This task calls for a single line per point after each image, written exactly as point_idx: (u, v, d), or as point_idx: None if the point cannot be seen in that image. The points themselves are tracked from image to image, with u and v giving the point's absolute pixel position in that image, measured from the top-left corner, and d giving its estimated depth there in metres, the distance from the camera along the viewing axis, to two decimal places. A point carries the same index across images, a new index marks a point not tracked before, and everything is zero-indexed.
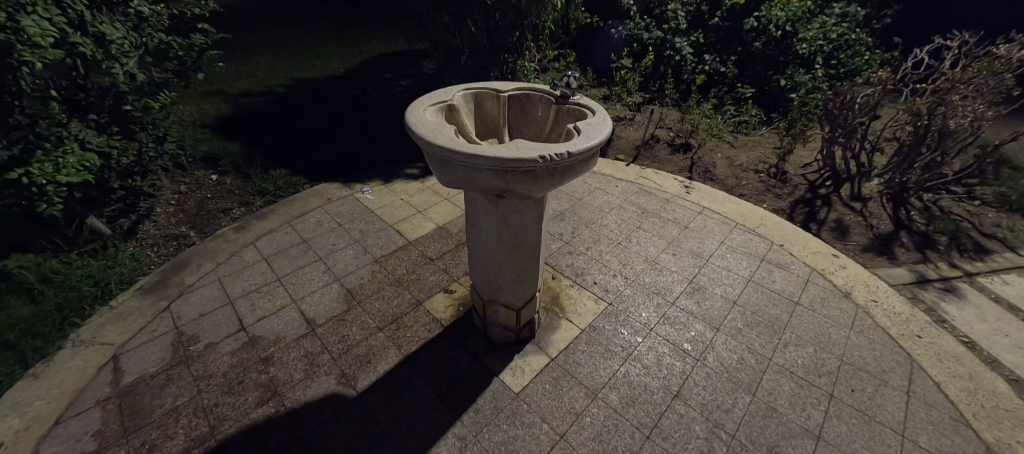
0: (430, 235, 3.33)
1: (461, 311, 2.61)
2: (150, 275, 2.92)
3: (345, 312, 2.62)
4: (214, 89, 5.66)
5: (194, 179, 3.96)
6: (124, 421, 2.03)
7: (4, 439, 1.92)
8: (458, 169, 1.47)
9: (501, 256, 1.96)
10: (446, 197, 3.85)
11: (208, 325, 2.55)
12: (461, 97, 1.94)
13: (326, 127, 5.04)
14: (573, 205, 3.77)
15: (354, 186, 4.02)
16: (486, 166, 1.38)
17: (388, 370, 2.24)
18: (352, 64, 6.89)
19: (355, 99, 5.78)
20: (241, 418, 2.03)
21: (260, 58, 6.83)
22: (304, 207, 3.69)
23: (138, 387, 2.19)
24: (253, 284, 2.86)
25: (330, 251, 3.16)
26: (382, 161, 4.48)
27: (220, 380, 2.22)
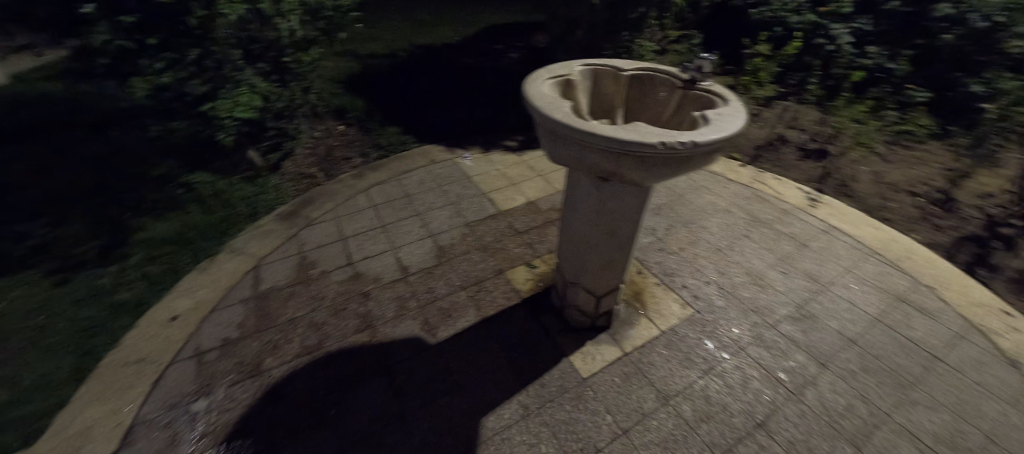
0: (521, 208, 3.39)
1: (540, 286, 2.65)
2: (286, 204, 3.45)
3: (435, 267, 2.83)
4: (349, 49, 6.30)
5: (325, 126, 4.52)
6: (257, 319, 2.48)
7: (181, 312, 2.51)
8: (570, 146, 1.44)
9: (595, 241, 1.92)
10: (540, 173, 3.86)
11: (325, 254, 2.95)
12: (580, 72, 1.87)
13: (438, 92, 5.32)
14: (672, 201, 3.52)
15: (455, 151, 4.23)
16: (599, 146, 1.32)
17: (466, 327, 2.39)
18: (468, 33, 7.10)
19: (467, 67, 5.98)
20: (342, 339, 2.34)
21: (389, 22, 7.38)
22: (410, 164, 4.00)
23: (270, 295, 2.65)
24: (362, 226, 3.22)
25: (428, 209, 3.40)
26: (484, 130, 4.63)
27: (329, 303, 2.58)
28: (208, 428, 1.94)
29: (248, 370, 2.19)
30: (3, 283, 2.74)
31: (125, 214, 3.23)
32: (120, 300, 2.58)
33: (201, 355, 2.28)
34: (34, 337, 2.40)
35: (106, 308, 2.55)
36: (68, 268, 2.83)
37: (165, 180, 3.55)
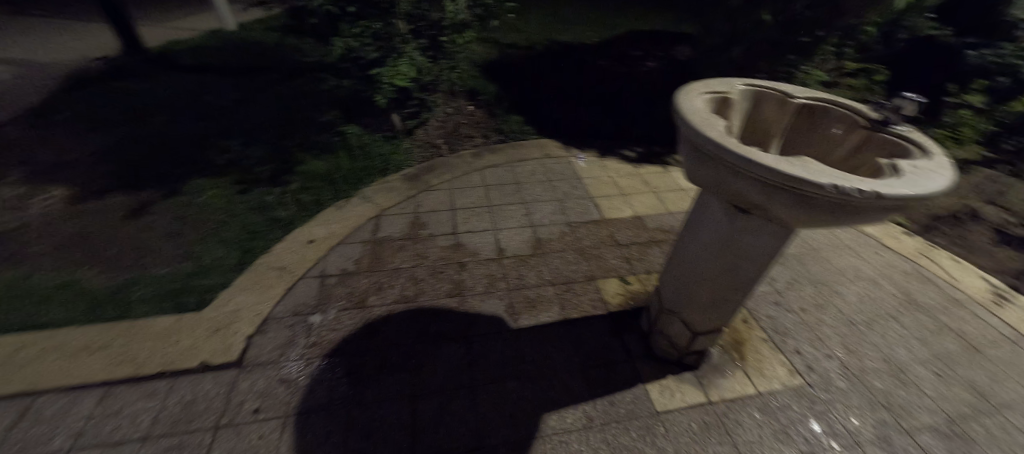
0: (625, 221, 3.27)
1: (630, 304, 2.54)
2: (412, 167, 3.82)
3: (529, 257, 2.89)
4: (492, 37, 6.67)
5: (457, 104, 4.88)
6: (371, 260, 2.81)
7: (316, 239, 2.96)
8: (714, 167, 1.34)
9: (710, 274, 1.77)
10: (654, 190, 3.67)
11: (435, 219, 3.21)
12: (741, 92, 1.72)
13: (566, 89, 5.37)
14: (802, 254, 3.08)
15: (571, 150, 4.24)
16: (751, 174, 1.20)
17: (547, 322, 2.40)
18: (608, 36, 7.00)
19: (600, 69, 5.91)
20: (435, 298, 2.54)
21: (533, 16, 7.62)
22: (525, 154, 4.12)
23: (384, 242, 2.98)
24: (471, 202, 3.42)
25: (534, 200, 3.48)
26: (604, 135, 4.55)
27: (429, 263, 2.81)
28: (317, 339, 2.28)
29: (356, 301, 2.51)
30: (206, 182, 3.53)
31: (293, 148, 3.91)
32: (277, 216, 3.15)
33: (324, 277, 2.67)
34: (218, 229, 3.07)
35: (267, 219, 3.13)
36: (248, 181, 3.54)
37: (326, 127, 4.21)
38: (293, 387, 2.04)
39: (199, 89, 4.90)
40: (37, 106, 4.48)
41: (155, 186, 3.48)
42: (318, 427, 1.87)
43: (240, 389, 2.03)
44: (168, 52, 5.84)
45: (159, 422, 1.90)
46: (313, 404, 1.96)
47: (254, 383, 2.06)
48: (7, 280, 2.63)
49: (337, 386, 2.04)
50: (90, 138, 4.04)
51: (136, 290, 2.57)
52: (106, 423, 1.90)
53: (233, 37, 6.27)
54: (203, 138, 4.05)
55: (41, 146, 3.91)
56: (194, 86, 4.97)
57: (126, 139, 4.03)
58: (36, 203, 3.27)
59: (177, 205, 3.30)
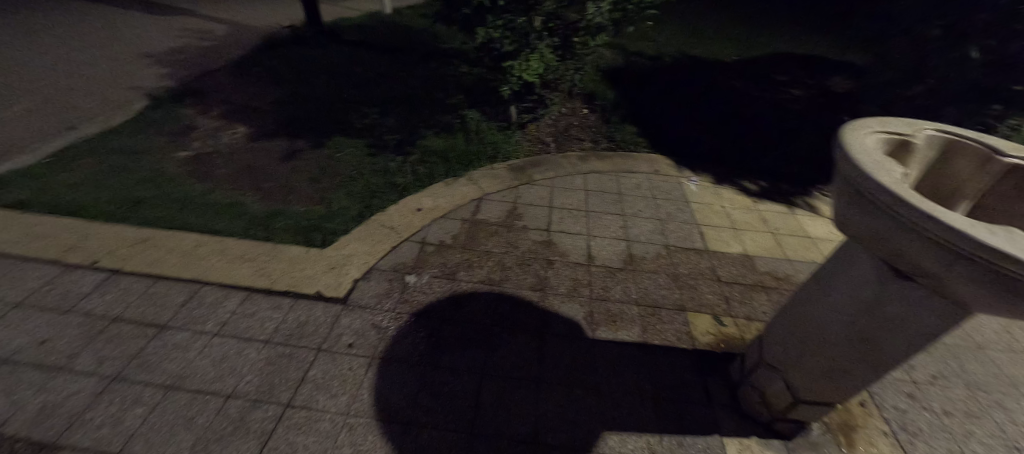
0: (732, 257, 2.99)
1: (720, 347, 2.32)
2: (518, 159, 3.95)
3: (619, 270, 2.80)
4: (621, 43, 6.54)
5: (573, 106, 4.90)
6: (467, 238, 2.99)
7: (424, 208, 3.23)
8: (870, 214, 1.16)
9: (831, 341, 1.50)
10: (772, 231, 3.29)
11: (531, 213, 3.29)
12: (926, 138, 1.46)
13: (690, 106, 5.04)
14: (960, 348, 2.50)
15: (683, 170, 3.99)
16: (908, 222, 1.02)
17: (625, 341, 2.31)
18: (750, 55, 6.38)
19: (732, 89, 5.42)
20: (518, 287, 2.61)
21: (669, 27, 7.28)
22: (633, 166, 3.99)
23: (481, 224, 3.14)
24: (569, 203, 3.42)
25: (633, 214, 3.36)
26: (723, 161, 4.19)
27: (519, 253, 2.89)
28: (408, 298, 2.50)
29: (447, 272, 2.70)
30: (346, 140, 4.07)
31: (419, 123, 4.31)
32: (395, 181, 3.50)
33: (424, 244, 2.91)
34: (348, 182, 3.52)
35: (387, 182, 3.50)
36: (377, 146, 4.00)
37: (450, 109, 4.55)
38: (382, 334, 2.27)
39: (354, 61, 5.65)
40: (241, 59, 5.60)
41: (308, 137, 4.12)
42: (395, 375, 2.06)
43: (341, 323, 2.33)
44: (337, 25, 6.81)
45: (279, 332, 2.28)
46: (395, 354, 2.17)
47: (352, 321, 2.35)
48: (199, 191, 3.35)
49: (417, 344, 2.22)
50: (270, 90, 4.92)
51: (280, 220, 3.08)
52: (244, 321, 2.33)
53: (388, 18, 7.09)
54: (350, 103, 4.67)
55: (238, 91, 4.88)
56: (352, 57, 5.74)
57: (295, 95, 4.83)
58: (226, 135, 4.10)
59: (321, 156, 3.86)
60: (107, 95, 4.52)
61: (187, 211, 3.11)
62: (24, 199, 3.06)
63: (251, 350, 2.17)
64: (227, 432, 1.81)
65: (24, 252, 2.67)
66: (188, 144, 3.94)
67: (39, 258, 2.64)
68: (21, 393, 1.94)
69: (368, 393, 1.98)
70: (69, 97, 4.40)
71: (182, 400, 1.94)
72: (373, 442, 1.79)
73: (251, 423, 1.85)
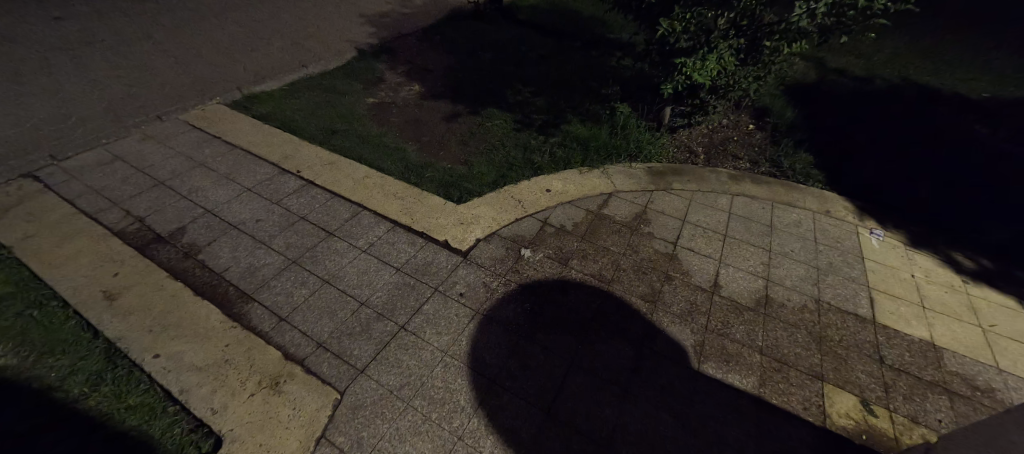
0: (907, 339, 2.37)
1: (862, 438, 1.88)
2: (660, 163, 3.72)
3: (748, 309, 2.47)
4: (821, 56, 5.51)
5: (739, 119, 4.36)
6: (587, 230, 2.97)
7: (552, 190, 3.29)
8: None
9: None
10: (982, 326, 2.49)
11: (660, 221, 3.10)
12: None
13: (899, 144, 4.02)
14: None
15: (864, 219, 3.27)
16: None
17: (736, 386, 2.05)
18: (1015, 93, 4.76)
19: (970, 133, 4.15)
20: (627, 292, 2.51)
21: (895, 45, 5.85)
22: (796, 199, 3.41)
23: (604, 219, 3.08)
24: (705, 222, 3.11)
25: (782, 253, 2.90)
26: (928, 221, 3.29)
27: (637, 259, 2.76)
28: (519, 269, 2.61)
29: (561, 257, 2.73)
30: (497, 112, 4.35)
31: (566, 109, 4.37)
32: (532, 158, 3.64)
33: (545, 224, 2.99)
34: (491, 151, 3.79)
35: (524, 158, 3.66)
36: (523, 123, 4.19)
37: (600, 100, 4.49)
38: (490, 294, 2.43)
39: (521, 40, 5.95)
40: (429, 26, 6.37)
41: (466, 104, 4.52)
42: (491, 334, 2.21)
43: (458, 272, 2.57)
44: (514, 4, 7.18)
45: (408, 264, 2.62)
46: (496, 315, 2.31)
47: (467, 275, 2.56)
48: (376, 132, 3.99)
49: (517, 314, 2.32)
50: (446, 57, 5.51)
51: (429, 170, 3.49)
52: (385, 247, 2.74)
53: (562, 3, 7.23)
54: (509, 78, 4.97)
55: (421, 54, 5.60)
56: (520, 36, 6.05)
57: (464, 64, 5.33)
58: (404, 90, 4.76)
59: (474, 122, 4.21)
60: (331, 43, 5.63)
61: (365, 146, 3.74)
62: (266, 114, 4.06)
63: (385, 272, 2.55)
64: (355, 331, 2.19)
65: (259, 152, 3.56)
66: (376, 92, 4.69)
67: (266, 159, 3.50)
68: (240, 253, 2.65)
69: (467, 341, 2.16)
70: (307, 42, 5.61)
71: (331, 295, 2.40)
72: (460, 385, 1.96)
73: (373, 331, 2.19)
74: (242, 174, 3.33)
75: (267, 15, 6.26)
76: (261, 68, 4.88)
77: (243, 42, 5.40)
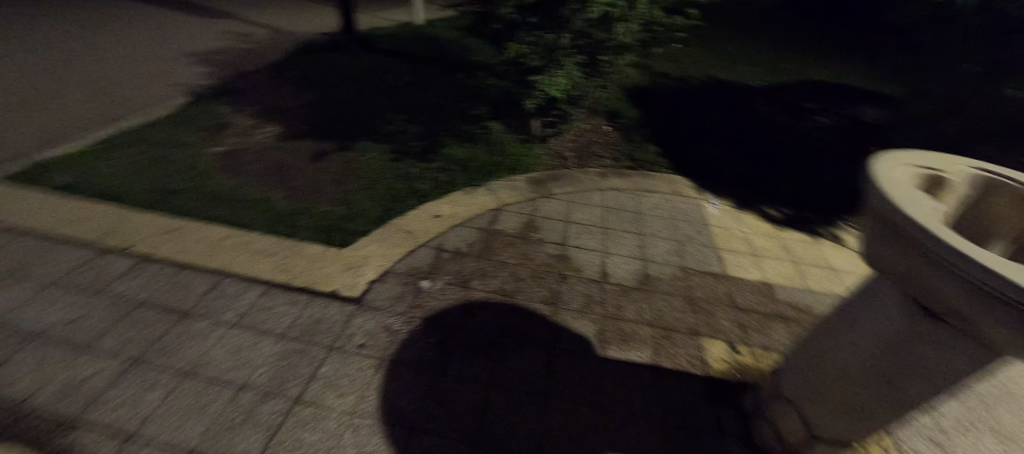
0: (750, 284, 2.92)
1: (735, 375, 2.25)
2: (538, 172, 3.99)
3: (633, 289, 2.77)
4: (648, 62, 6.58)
5: (596, 123, 4.92)
6: (482, 247, 3.01)
7: (441, 215, 3.27)
8: (912, 245, 1.09)
9: (873, 380, 1.41)
10: (795, 260, 3.20)
11: (547, 226, 3.30)
12: (962, 176, 1.40)
13: (714, 129, 4.99)
14: (991, 397, 2.37)
15: (704, 193, 3.94)
16: (938, 262, 1.00)
17: (636, 361, 2.27)
18: (778, 80, 6.32)
19: (758, 114, 5.35)
20: (530, 301, 2.60)
21: (698, 50, 7.29)
22: (652, 186, 3.97)
23: (496, 234, 3.16)
24: (586, 219, 3.42)
25: (650, 233, 3.33)
26: (745, 186, 4.12)
27: (533, 267, 2.88)
28: (420, 303, 2.52)
29: (460, 280, 2.71)
30: (371, 144, 4.19)
31: (442, 132, 4.41)
32: (415, 187, 3.58)
33: (439, 250, 2.95)
34: (370, 185, 3.62)
35: (407, 187, 3.58)
36: (401, 152, 4.10)
37: (473, 121, 4.64)
38: (392, 338, 2.29)
39: (384, 69, 5.84)
40: (278, 62, 5.85)
41: (335, 140, 4.25)
42: (402, 379, 2.07)
43: (353, 323, 2.36)
44: (370, 34, 7.04)
45: (293, 328, 2.32)
46: (403, 357, 2.19)
47: (364, 323, 2.37)
48: (230, 185, 3.49)
49: (426, 350, 2.23)
50: (304, 93, 5.12)
51: (303, 218, 3.18)
52: (259, 315, 2.38)
53: (420, 30, 7.32)
54: (377, 108, 4.82)
55: (272, 92, 5.11)
56: (383, 65, 5.94)
57: (326, 98, 5.02)
58: (258, 134, 4.27)
59: (347, 158, 3.97)
60: (152, 90, 4.78)
61: (217, 204, 3.23)
62: (68, 184, 3.24)
63: (265, 344, 2.22)
64: (236, 422, 1.84)
65: (63, 233, 2.81)
66: (222, 139, 4.12)
67: (75, 240, 2.78)
68: (47, 368, 2.01)
69: (375, 394, 1.99)
70: (117, 91, 4.67)
71: (195, 386, 1.99)
72: (377, 444, 1.78)
73: (259, 415, 1.87)
74: (38, 266, 2.57)
75: (51, 63, 5.04)
76: (52, 128, 3.90)
77: (22, 99, 4.27)
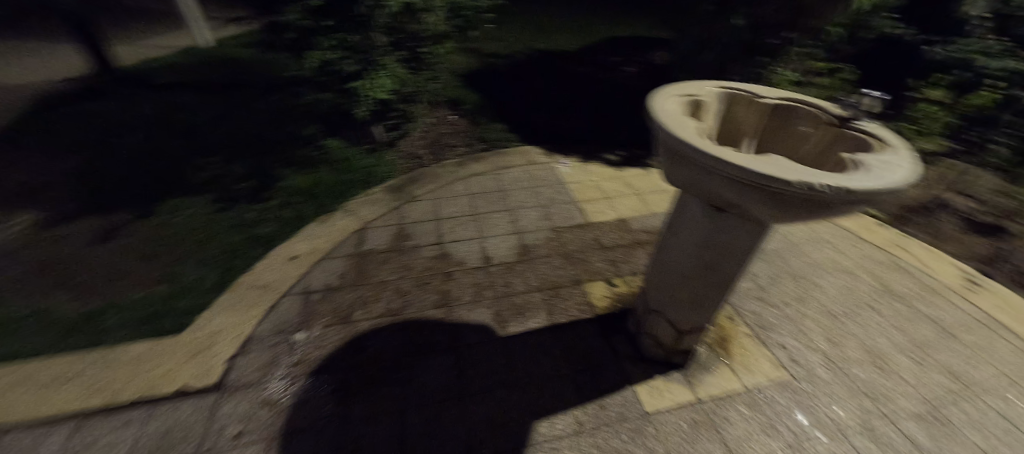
0: (609, 224, 3.31)
1: (617, 306, 2.56)
2: (395, 178, 3.82)
3: (516, 262, 2.90)
4: (473, 45, 6.76)
5: (441, 114, 4.90)
6: (355, 274, 2.79)
7: (299, 255, 2.92)
8: (692, 168, 1.35)
9: (703, 270, 1.73)
10: (637, 192, 3.73)
11: (419, 230, 3.21)
12: (713, 94, 1.77)
13: (547, 96, 5.42)
14: (784, 250, 3.14)
15: (554, 156, 4.28)
16: (711, 169, 1.25)
17: (535, 328, 2.40)
18: (587, 41, 7.12)
19: (579, 75, 5.99)
20: (422, 310, 2.52)
21: (515, 26, 7.75)
22: (509, 161, 4.15)
23: (368, 255, 2.95)
24: (456, 211, 3.42)
25: (518, 206, 3.50)
26: (586, 140, 4.60)
27: (417, 275, 2.79)
28: (301, 357, 2.22)
29: (341, 316, 2.47)
30: (185, 201, 3.47)
31: (274, 164, 3.89)
32: (258, 233, 3.11)
33: (307, 293, 2.63)
34: (198, 248, 3.01)
35: (248, 237, 3.09)
36: (228, 199, 3.49)
37: (308, 142, 4.18)
38: (277, 409, 1.97)
39: (175, 107, 4.84)
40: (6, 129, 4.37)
41: (131, 208, 3.40)
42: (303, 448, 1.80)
43: (220, 414, 1.95)
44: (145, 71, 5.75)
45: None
46: (297, 424, 1.90)
47: (235, 408, 1.98)
48: None
49: (322, 404, 1.98)
50: (64, 161, 3.96)
51: (111, 315, 2.49)
52: None
53: (212, 55, 6.24)
54: (181, 156, 3.99)
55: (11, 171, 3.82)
56: (173, 103, 4.92)
57: (102, 160, 3.96)
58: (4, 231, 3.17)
59: (154, 225, 3.22)
60: None
61: None
62: None
63: None
64: None
65: None
66: None
67: None
68: None
69: None
70: None
71: None
72: None
73: None
74: None
75: None
76: None
77: None
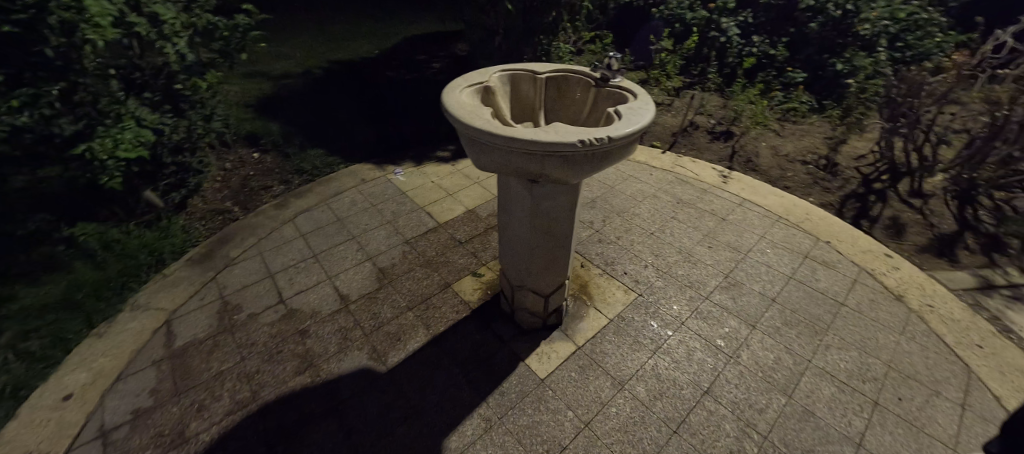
0: (460, 219, 3.35)
1: (489, 294, 2.62)
2: (198, 246, 3.11)
3: (377, 290, 2.70)
4: (256, 70, 5.89)
5: (238, 156, 4.16)
6: (175, 380, 2.19)
7: (75, 390, 2.14)
8: (494, 151, 1.42)
9: (542, 236, 1.88)
10: (477, 180, 3.85)
11: (250, 296, 2.70)
12: (497, 78, 1.91)
13: (360, 108, 5.11)
14: (606, 193, 3.68)
15: (386, 167, 4.08)
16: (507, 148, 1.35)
17: (417, 348, 2.29)
18: (386, 45, 6.92)
19: (388, 80, 5.80)
20: (281, 385, 2.14)
21: (301, 40, 7.02)
22: (338, 186, 3.79)
23: (188, 351, 2.36)
24: (291, 259, 2.99)
25: (363, 231, 3.24)
26: (414, 143, 4.51)
27: (262, 348, 2.35)
28: None
29: (168, 440, 1.91)
30: None
31: None
32: None
33: (105, 434, 1.95)
34: None
35: None
36: None
37: None
38: None
39: None
40: None
41: None
42: None
43: None
44: None
45: None
46: None
47: None
48: None
49: None
50: None
51: None
52: None
53: None
54: None
55: None
56: None
57: None
58: None
59: None
60: None
61: None
62: None
63: None
64: None
65: None
66: None
67: None
68: None
69: None
70: None
71: None
72: None
73: None
74: None
75: None
76: None
77: None
